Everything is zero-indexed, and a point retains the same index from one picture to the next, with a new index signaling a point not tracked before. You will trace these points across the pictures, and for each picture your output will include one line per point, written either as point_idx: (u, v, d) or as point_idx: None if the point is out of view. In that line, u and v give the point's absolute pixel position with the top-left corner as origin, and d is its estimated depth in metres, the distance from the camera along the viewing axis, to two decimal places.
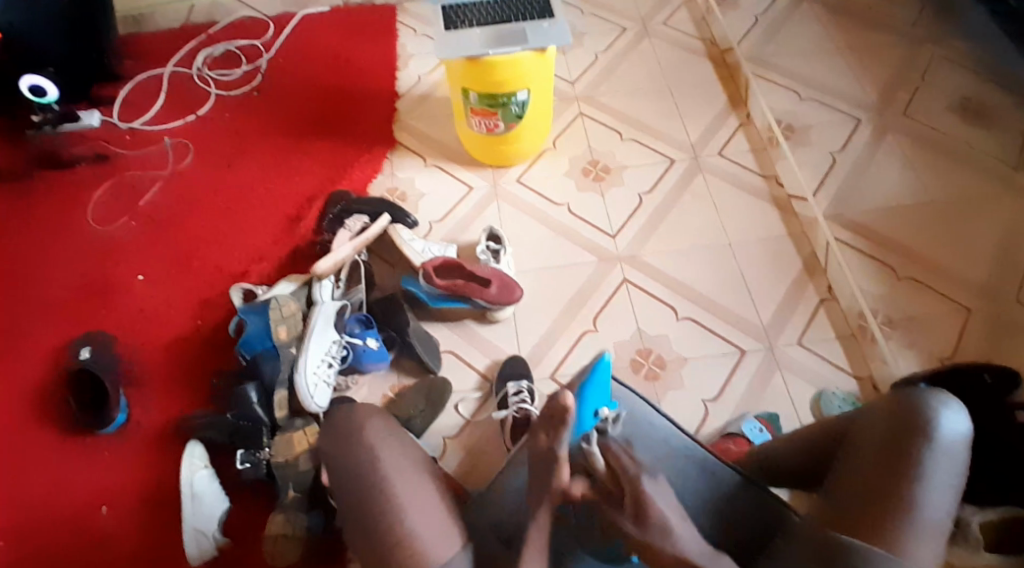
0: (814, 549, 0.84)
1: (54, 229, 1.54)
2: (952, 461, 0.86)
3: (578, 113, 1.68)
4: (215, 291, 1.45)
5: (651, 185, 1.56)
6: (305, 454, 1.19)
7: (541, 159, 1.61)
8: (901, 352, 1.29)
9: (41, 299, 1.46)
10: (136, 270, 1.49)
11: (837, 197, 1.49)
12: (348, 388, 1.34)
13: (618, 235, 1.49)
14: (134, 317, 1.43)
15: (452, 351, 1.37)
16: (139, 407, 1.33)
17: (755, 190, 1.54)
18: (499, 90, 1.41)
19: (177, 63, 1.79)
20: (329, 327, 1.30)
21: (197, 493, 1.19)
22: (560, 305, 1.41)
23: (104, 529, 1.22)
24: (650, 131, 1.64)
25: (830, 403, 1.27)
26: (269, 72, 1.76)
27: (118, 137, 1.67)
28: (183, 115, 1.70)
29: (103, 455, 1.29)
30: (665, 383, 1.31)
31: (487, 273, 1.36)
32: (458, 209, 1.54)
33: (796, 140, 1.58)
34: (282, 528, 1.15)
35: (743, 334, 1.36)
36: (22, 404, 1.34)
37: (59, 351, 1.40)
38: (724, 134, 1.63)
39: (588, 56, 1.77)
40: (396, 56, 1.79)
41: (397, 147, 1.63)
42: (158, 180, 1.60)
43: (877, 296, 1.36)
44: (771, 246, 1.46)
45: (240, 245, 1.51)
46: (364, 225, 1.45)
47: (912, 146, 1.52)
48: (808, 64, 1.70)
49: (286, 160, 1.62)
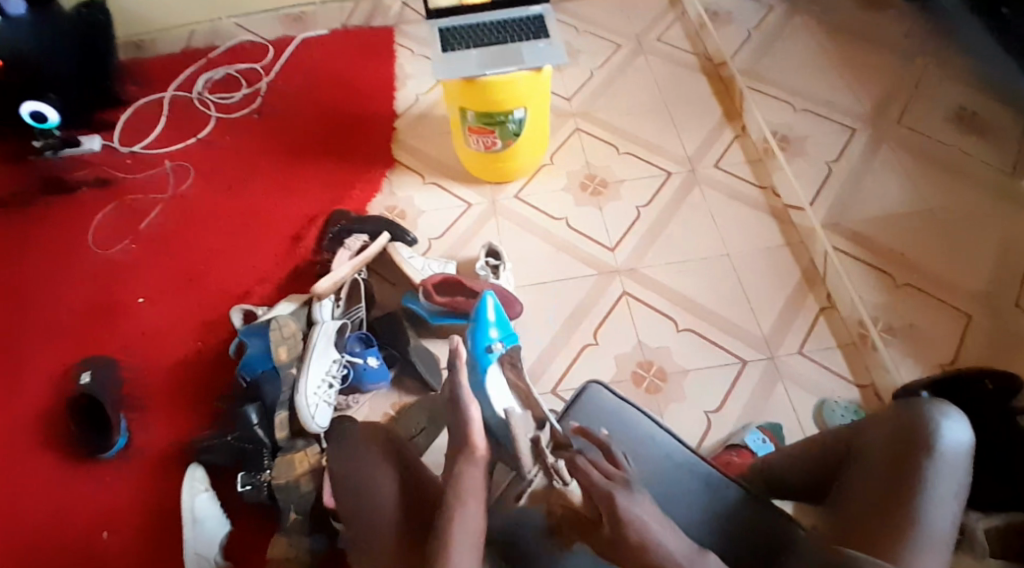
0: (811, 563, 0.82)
1: (57, 253, 1.55)
2: (955, 471, 0.86)
3: (575, 128, 1.69)
4: (215, 313, 1.46)
5: (648, 198, 1.56)
6: (307, 476, 1.19)
7: (539, 174, 1.62)
8: (904, 360, 1.28)
9: (43, 323, 1.46)
10: (138, 292, 1.49)
11: (834, 205, 1.50)
12: (349, 407, 1.34)
13: (617, 248, 1.49)
14: (135, 340, 1.43)
15: (452, 367, 1.37)
16: (141, 430, 1.33)
17: (751, 201, 1.56)
18: (495, 109, 1.42)
19: (179, 88, 1.81)
20: (329, 347, 1.29)
21: (198, 518, 1.19)
22: (561, 318, 1.41)
23: (104, 552, 1.21)
24: (646, 146, 1.65)
25: (833, 412, 1.27)
26: (269, 96, 1.78)
27: (120, 161, 1.69)
28: (184, 139, 1.72)
29: (104, 477, 1.29)
30: (666, 397, 1.31)
31: (486, 289, 1.36)
32: (456, 226, 1.54)
33: (793, 150, 1.59)
34: (285, 552, 1.14)
35: (745, 345, 1.36)
36: (27, 426, 1.35)
37: (61, 374, 1.40)
38: (720, 146, 1.65)
39: (584, 73, 1.79)
40: (393, 77, 1.81)
41: (396, 166, 1.64)
42: (159, 203, 1.62)
43: (878, 305, 1.35)
44: (769, 257, 1.47)
45: (241, 266, 1.51)
46: (364, 243, 1.45)
47: (904, 157, 1.51)
48: (801, 76, 1.71)
49: (286, 181, 1.63)
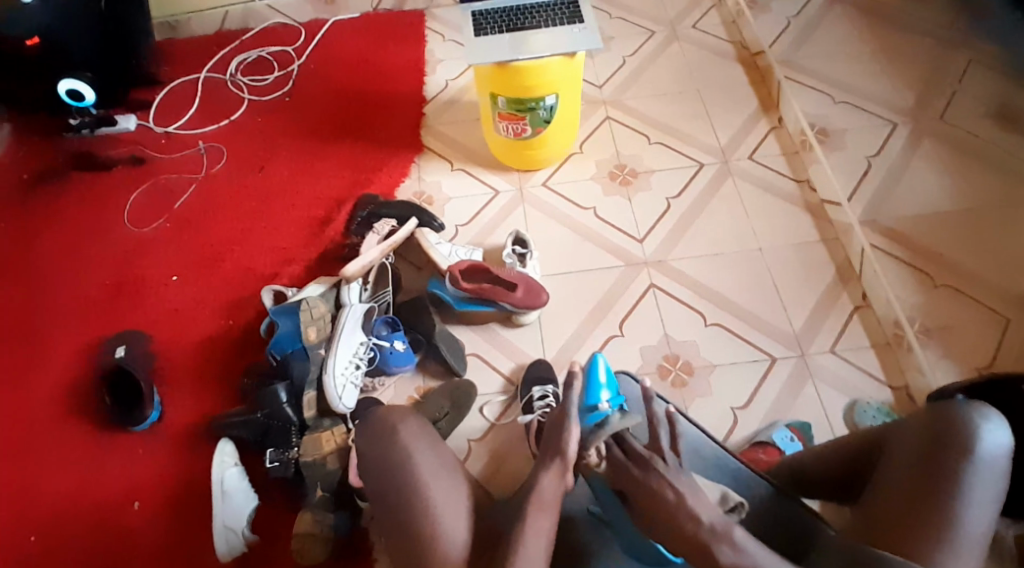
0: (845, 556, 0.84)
1: (91, 229, 1.58)
2: (993, 476, 0.85)
3: (606, 117, 1.67)
4: (245, 293, 1.48)
5: (679, 188, 1.55)
6: (333, 453, 1.22)
7: (568, 163, 1.61)
8: (939, 363, 1.26)
9: (77, 298, 1.49)
10: (170, 270, 1.52)
11: (871, 201, 1.47)
12: (374, 390, 1.35)
13: (645, 239, 1.48)
14: (166, 316, 1.46)
15: (476, 354, 1.38)
16: (171, 405, 1.36)
17: (785, 194, 1.53)
18: (526, 94, 1.41)
19: (212, 70, 1.82)
20: (357, 329, 1.30)
21: (226, 490, 1.21)
22: (586, 308, 1.40)
23: (135, 522, 1.25)
24: (678, 136, 1.63)
25: (863, 412, 1.26)
26: (300, 79, 1.79)
27: (154, 141, 1.71)
28: (216, 120, 1.73)
29: (135, 450, 1.32)
30: (691, 390, 1.30)
31: (512, 277, 1.36)
32: (483, 213, 1.54)
33: (831, 143, 1.55)
34: (311, 527, 1.17)
35: (774, 341, 1.34)
36: (60, 397, 1.38)
37: (94, 349, 1.43)
38: (755, 138, 1.62)
39: (616, 60, 1.77)
40: (424, 61, 1.81)
41: (425, 151, 1.64)
42: (192, 183, 1.64)
43: (913, 305, 1.33)
44: (802, 251, 1.45)
45: (270, 247, 1.53)
46: (392, 228, 1.46)
47: (948, 153, 1.46)
48: (841, 67, 1.67)
49: (316, 164, 1.64)
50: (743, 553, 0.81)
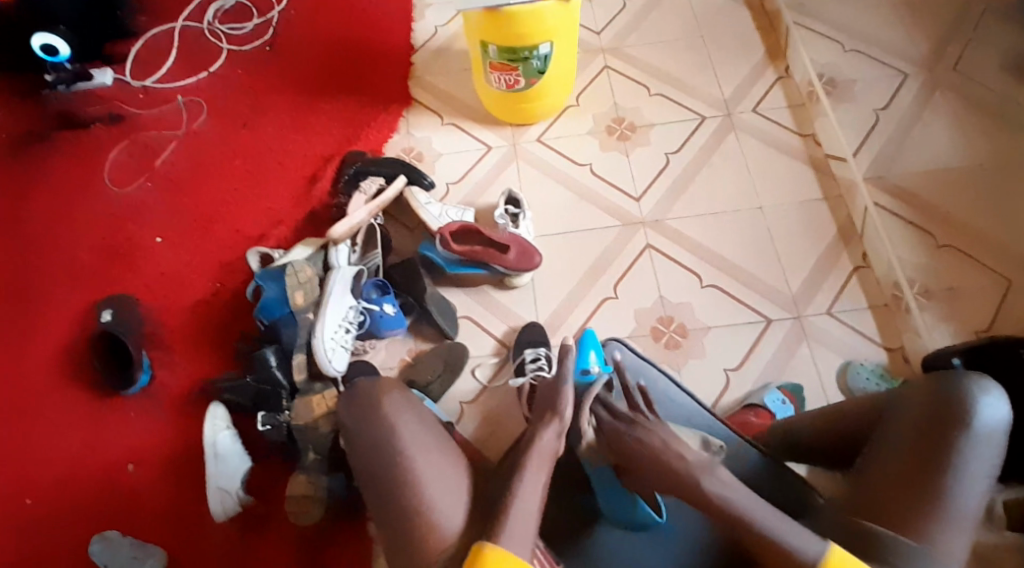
0: (841, 532, 0.83)
1: (73, 189, 1.53)
2: (988, 450, 0.83)
3: (604, 66, 1.59)
4: (233, 255, 1.44)
5: (679, 144, 1.49)
6: (326, 417, 1.20)
7: (564, 116, 1.54)
8: (938, 325, 1.23)
9: (60, 263, 1.46)
10: (154, 232, 1.48)
11: (878, 156, 1.41)
12: (366, 352, 1.33)
13: (643, 198, 1.43)
14: (152, 280, 1.43)
15: (468, 316, 1.35)
16: (161, 370, 1.34)
17: (791, 149, 1.47)
18: (520, 43, 1.33)
19: (189, 17, 1.73)
20: (346, 293, 1.27)
21: (220, 453, 1.20)
22: (580, 270, 1.37)
23: (131, 485, 1.25)
24: (679, 86, 1.56)
25: (858, 374, 1.24)
26: (282, 26, 1.70)
27: (131, 95, 1.64)
28: (195, 72, 1.66)
29: (126, 416, 1.31)
30: (686, 352, 1.28)
31: (504, 239, 1.32)
32: (475, 170, 1.49)
33: (839, 95, 1.48)
34: (305, 488, 1.17)
35: (773, 304, 1.31)
36: (49, 363, 1.37)
37: (81, 314, 1.41)
38: (761, 88, 1.55)
39: (615, 4, 1.67)
40: (412, 6, 1.72)
41: (413, 105, 1.58)
42: (174, 140, 1.58)
43: (916, 265, 1.29)
44: (806, 210, 1.40)
45: (256, 207, 1.49)
46: (380, 187, 1.41)
47: (961, 107, 1.43)
48: (851, 13, 1.59)
49: (300, 118, 1.58)
50: (719, 490, 0.83)
